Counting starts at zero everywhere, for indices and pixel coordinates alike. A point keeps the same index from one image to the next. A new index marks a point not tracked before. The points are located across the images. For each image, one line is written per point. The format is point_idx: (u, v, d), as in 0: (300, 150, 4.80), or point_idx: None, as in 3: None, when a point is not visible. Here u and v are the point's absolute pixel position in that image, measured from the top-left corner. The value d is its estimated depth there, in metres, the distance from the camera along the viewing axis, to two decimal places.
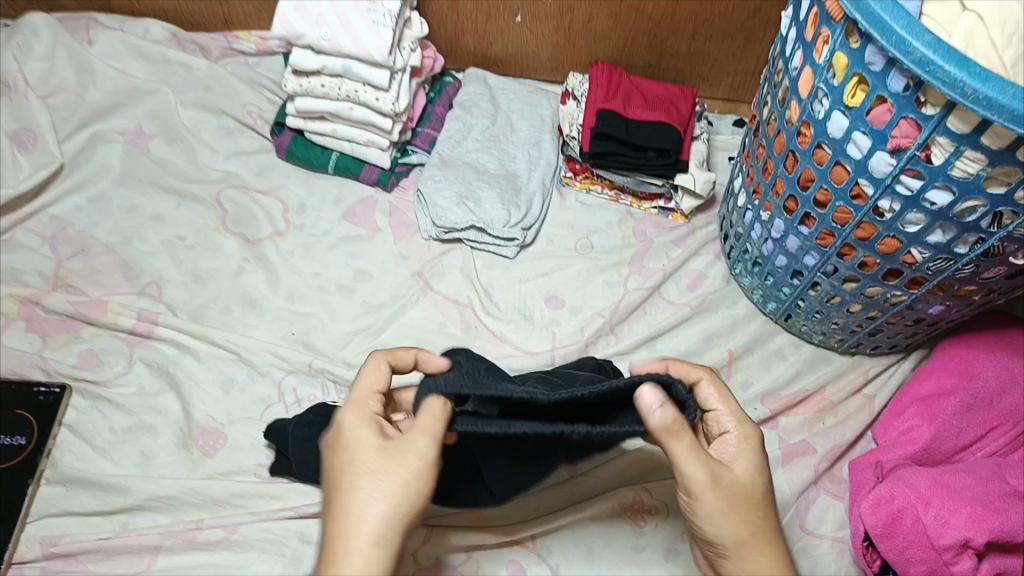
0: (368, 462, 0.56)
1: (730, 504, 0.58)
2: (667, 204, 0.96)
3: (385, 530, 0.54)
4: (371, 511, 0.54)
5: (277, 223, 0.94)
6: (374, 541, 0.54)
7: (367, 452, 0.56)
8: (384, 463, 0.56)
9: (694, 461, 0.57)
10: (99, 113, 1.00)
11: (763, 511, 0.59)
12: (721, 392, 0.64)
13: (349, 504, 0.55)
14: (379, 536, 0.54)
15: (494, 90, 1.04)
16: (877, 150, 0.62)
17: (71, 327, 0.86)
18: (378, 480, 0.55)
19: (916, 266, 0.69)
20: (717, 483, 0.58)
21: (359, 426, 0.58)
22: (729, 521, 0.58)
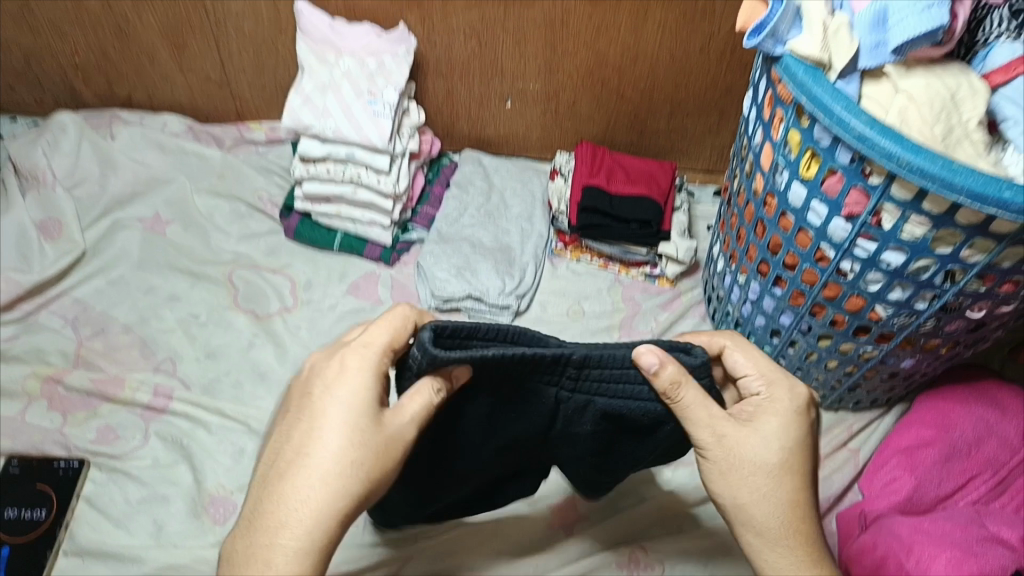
0: (347, 431, 0.54)
1: (728, 465, 0.58)
2: (653, 270, 1.02)
3: (335, 483, 0.54)
4: (329, 459, 0.54)
5: (286, 299, 1.00)
6: (322, 487, 0.53)
7: (350, 423, 0.55)
8: (365, 424, 0.55)
9: (697, 419, 0.56)
10: (120, 201, 1.07)
11: (772, 477, 0.58)
12: (748, 356, 0.61)
13: (310, 448, 0.54)
14: (327, 485, 0.54)
15: (488, 169, 1.11)
16: (833, 217, 0.68)
17: (90, 403, 0.91)
18: (347, 432, 0.55)
19: (881, 322, 0.74)
20: (719, 443, 0.57)
21: (355, 375, 0.56)
22: (727, 483, 0.58)
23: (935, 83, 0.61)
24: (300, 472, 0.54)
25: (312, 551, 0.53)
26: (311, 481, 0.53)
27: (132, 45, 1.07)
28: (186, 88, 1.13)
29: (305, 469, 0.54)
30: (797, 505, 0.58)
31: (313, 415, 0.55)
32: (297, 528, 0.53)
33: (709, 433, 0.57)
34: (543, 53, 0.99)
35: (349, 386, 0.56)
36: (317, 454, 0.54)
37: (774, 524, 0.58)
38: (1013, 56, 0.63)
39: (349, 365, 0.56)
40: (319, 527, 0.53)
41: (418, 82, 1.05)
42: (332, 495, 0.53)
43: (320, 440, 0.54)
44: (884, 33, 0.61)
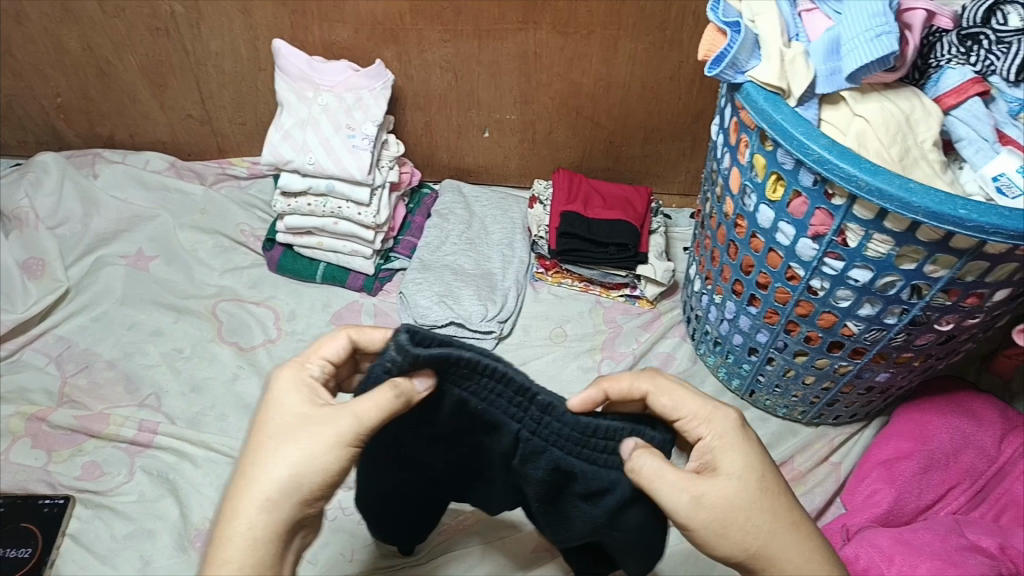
0: (292, 433, 0.51)
1: (721, 523, 0.50)
2: (633, 292, 1.04)
3: (276, 496, 0.49)
4: (264, 472, 0.49)
5: (270, 330, 1.01)
6: (262, 506, 0.49)
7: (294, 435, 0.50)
8: (299, 430, 0.51)
9: (668, 488, 0.49)
10: (103, 239, 1.08)
11: (768, 516, 0.50)
12: (675, 398, 0.53)
13: (248, 464, 0.50)
14: (268, 501, 0.49)
15: (469, 199, 1.13)
16: (800, 237, 0.70)
17: (74, 440, 0.91)
18: (283, 443, 0.50)
19: (854, 338, 0.76)
20: (699, 506, 0.49)
21: (288, 390, 0.53)
22: (732, 540, 0.50)
23: (889, 106, 0.64)
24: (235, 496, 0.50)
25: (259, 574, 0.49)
26: (241, 503, 0.49)
27: (114, 86, 1.09)
28: (168, 126, 1.14)
29: (239, 493, 0.50)
30: (804, 528, 0.51)
31: (252, 435, 0.52)
32: (235, 552, 0.49)
33: (685, 498, 0.49)
34: (518, 85, 1.01)
35: (281, 405, 0.52)
36: (249, 474, 0.50)
37: (797, 557, 0.51)
38: (963, 79, 0.66)
39: (284, 380, 0.54)
40: (263, 546, 0.49)
41: (397, 114, 1.07)
42: (268, 512, 0.49)
43: (252, 459, 0.50)
44: (837, 61, 0.64)
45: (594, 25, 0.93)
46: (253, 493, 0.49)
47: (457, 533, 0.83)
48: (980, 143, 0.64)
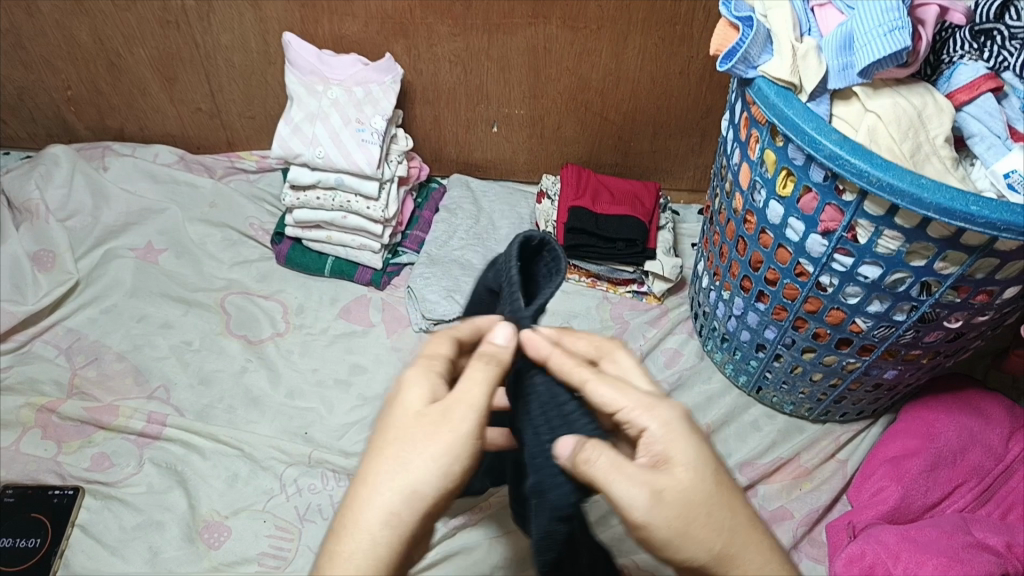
0: (411, 440, 0.48)
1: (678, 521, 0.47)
2: (640, 288, 1.04)
3: (399, 507, 0.47)
4: (389, 482, 0.47)
5: (278, 324, 1.01)
6: (387, 517, 0.47)
7: (418, 441, 0.48)
8: (418, 433, 0.48)
9: (625, 484, 0.46)
10: (112, 231, 1.08)
11: (724, 512, 0.48)
12: (617, 387, 0.51)
13: (368, 472, 0.48)
14: (392, 512, 0.47)
15: (476, 193, 1.13)
16: (810, 233, 0.70)
17: (84, 432, 0.92)
18: (406, 449, 0.48)
19: (862, 335, 0.76)
20: (659, 504, 0.46)
21: (414, 385, 0.51)
22: (694, 540, 0.47)
23: (901, 102, 0.64)
24: (355, 505, 0.47)
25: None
26: (362, 514, 0.47)
27: (124, 80, 1.09)
28: (177, 119, 1.15)
29: (359, 499, 0.47)
30: (758, 526, 0.49)
31: (374, 441, 0.49)
32: (354, 564, 0.47)
33: (643, 493, 0.46)
34: (527, 80, 1.01)
35: (404, 406, 0.50)
36: (368, 485, 0.47)
37: (758, 558, 0.49)
38: (976, 74, 0.66)
39: (411, 380, 0.51)
40: (382, 561, 0.47)
41: (406, 109, 1.07)
42: (389, 526, 0.47)
43: (371, 469, 0.48)
44: (850, 56, 0.64)
45: (604, 20, 0.93)
46: (373, 504, 0.47)
47: (463, 526, 0.83)
48: (991, 139, 0.64)
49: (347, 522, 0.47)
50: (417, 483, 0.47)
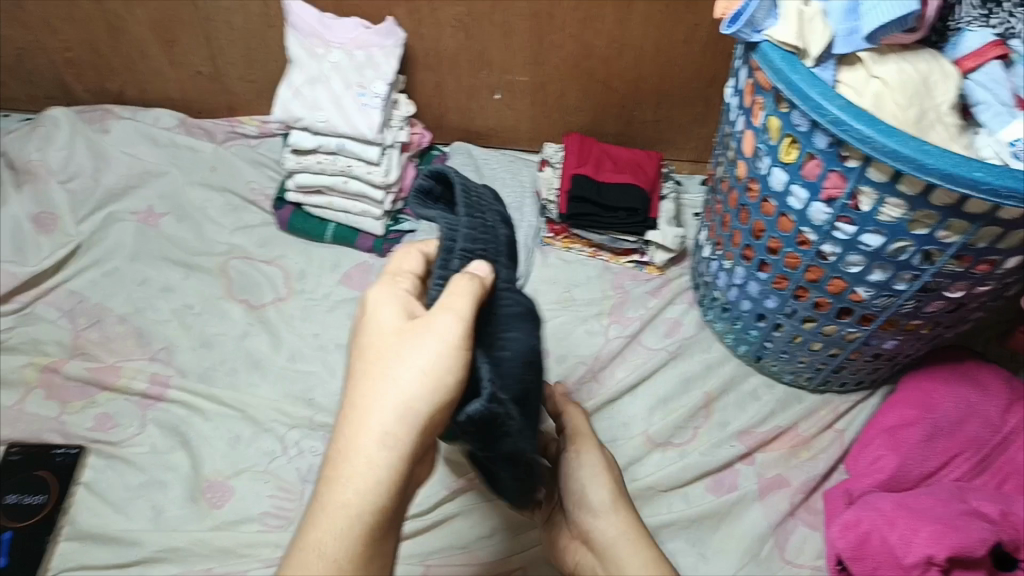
0: (398, 360, 0.50)
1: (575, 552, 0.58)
2: (642, 258, 1.04)
3: (394, 426, 0.48)
4: (381, 403, 0.49)
5: (279, 289, 1.01)
6: (382, 439, 0.48)
7: (402, 360, 0.49)
8: (403, 346, 0.50)
9: (596, 479, 0.74)
10: (114, 194, 1.08)
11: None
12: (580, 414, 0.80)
13: (356, 395, 0.50)
14: (387, 433, 0.48)
15: (478, 161, 1.13)
16: (813, 201, 0.69)
17: (87, 392, 0.92)
18: (392, 366, 0.49)
19: (863, 304, 0.76)
20: (614, 511, 0.73)
21: (384, 302, 0.53)
22: (636, 559, 0.70)
23: (907, 69, 0.63)
24: (347, 437, 0.49)
25: (381, 510, 0.49)
26: (358, 441, 0.48)
27: (124, 41, 1.08)
28: (179, 82, 1.14)
29: (354, 428, 0.49)
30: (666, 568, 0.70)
31: (358, 371, 0.51)
32: (352, 497, 0.48)
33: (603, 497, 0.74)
34: (530, 46, 1.00)
35: (378, 326, 0.52)
36: (358, 412, 0.49)
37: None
38: (984, 41, 0.66)
39: (380, 298, 0.54)
40: (382, 483, 0.48)
41: (409, 74, 1.06)
42: (386, 449, 0.48)
43: (359, 396, 0.49)
44: (856, 20, 0.64)
45: None
46: (365, 432, 0.48)
47: (462, 489, 0.84)
48: (997, 107, 0.64)
49: (342, 456, 0.49)
50: (407, 403, 0.48)
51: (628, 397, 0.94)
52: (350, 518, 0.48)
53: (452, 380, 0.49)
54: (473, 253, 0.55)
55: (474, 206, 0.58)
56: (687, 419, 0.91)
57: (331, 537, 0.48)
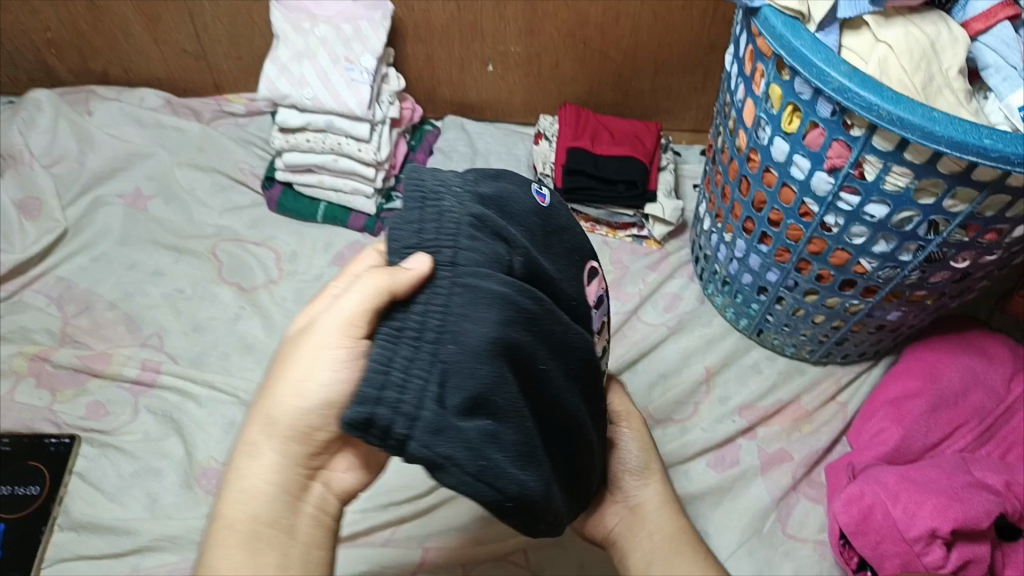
0: (277, 367, 0.46)
1: (652, 509, 0.68)
2: (640, 232, 1.02)
3: (258, 436, 0.45)
4: (256, 412, 0.46)
5: (271, 271, 0.99)
6: (250, 450, 0.46)
7: (279, 366, 0.46)
8: (286, 355, 0.46)
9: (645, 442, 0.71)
10: (99, 177, 1.06)
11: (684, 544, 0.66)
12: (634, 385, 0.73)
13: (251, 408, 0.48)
14: (252, 443, 0.46)
15: (471, 135, 1.10)
16: (816, 171, 0.67)
17: (78, 380, 0.91)
18: (273, 374, 0.46)
19: (867, 276, 0.74)
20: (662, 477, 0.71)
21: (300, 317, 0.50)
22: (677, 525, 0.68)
23: (914, 31, 0.61)
24: (229, 473, 0.46)
25: (258, 523, 0.45)
26: (237, 450, 0.46)
27: (104, 19, 1.05)
28: (162, 61, 1.11)
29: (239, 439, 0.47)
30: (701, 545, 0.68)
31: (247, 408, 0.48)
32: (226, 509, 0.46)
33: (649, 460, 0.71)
34: (522, 14, 0.97)
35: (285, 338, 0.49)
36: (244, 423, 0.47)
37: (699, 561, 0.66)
38: (992, 3, 0.63)
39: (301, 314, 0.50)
40: (253, 494, 0.45)
41: (398, 47, 1.03)
42: (252, 460, 0.45)
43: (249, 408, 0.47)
44: None
45: None
46: (244, 452, 0.46)
47: None
48: (1007, 71, 0.62)
49: (225, 492, 0.46)
50: (276, 426, 0.45)
51: (628, 374, 0.92)
52: (241, 549, 0.45)
53: (320, 393, 0.43)
54: (412, 249, 0.43)
55: (427, 194, 0.44)
56: (688, 395, 0.90)
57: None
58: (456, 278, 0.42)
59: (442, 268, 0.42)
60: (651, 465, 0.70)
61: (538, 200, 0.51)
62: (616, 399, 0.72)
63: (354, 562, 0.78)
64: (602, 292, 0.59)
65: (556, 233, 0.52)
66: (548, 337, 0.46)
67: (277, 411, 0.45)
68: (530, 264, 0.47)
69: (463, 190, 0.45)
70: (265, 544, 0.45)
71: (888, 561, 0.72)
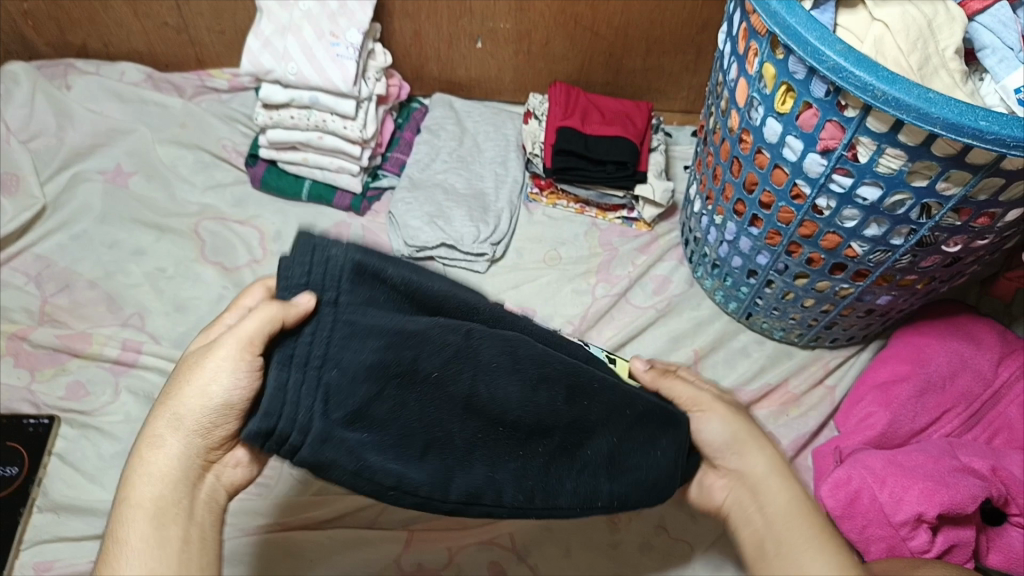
0: (179, 376, 0.52)
1: (760, 479, 0.55)
2: (630, 214, 1.01)
3: (162, 432, 0.50)
4: (159, 415, 0.51)
5: (255, 251, 0.98)
6: (154, 444, 0.50)
7: (180, 376, 0.51)
8: (184, 371, 0.51)
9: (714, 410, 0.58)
10: (78, 153, 1.03)
11: (805, 536, 0.52)
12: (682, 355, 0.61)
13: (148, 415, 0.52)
14: (155, 438, 0.50)
15: (460, 113, 1.08)
16: (809, 152, 0.66)
17: (58, 360, 0.89)
18: (173, 386, 0.51)
19: (857, 260, 0.73)
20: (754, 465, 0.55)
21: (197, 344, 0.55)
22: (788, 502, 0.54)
23: (911, 10, 0.59)
24: (135, 466, 0.50)
25: (158, 504, 0.49)
26: (140, 444, 0.51)
27: None
28: (142, 35, 1.08)
29: (140, 438, 0.51)
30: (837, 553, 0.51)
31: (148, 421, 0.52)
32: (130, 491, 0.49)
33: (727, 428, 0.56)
34: None
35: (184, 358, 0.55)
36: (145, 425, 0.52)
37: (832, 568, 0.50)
38: None
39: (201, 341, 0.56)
40: (158, 476, 0.50)
41: (384, 22, 1.01)
42: (156, 450, 0.50)
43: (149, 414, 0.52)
44: None
45: None
46: (148, 445, 0.50)
47: None
48: (1003, 52, 0.61)
49: (129, 483, 0.50)
50: (180, 427, 0.50)
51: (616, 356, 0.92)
52: (148, 530, 0.48)
53: (221, 393, 0.49)
54: (304, 287, 0.49)
55: (317, 244, 0.50)
56: None
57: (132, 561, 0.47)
58: (339, 315, 0.48)
59: (328, 305, 0.49)
60: (745, 432, 0.56)
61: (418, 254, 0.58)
62: (676, 386, 0.58)
63: (245, 549, 0.77)
64: None
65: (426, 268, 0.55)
66: (439, 348, 0.49)
67: (181, 411, 0.50)
68: (412, 293, 0.52)
69: (343, 241, 0.51)
70: (169, 520, 0.49)
71: (873, 545, 0.72)
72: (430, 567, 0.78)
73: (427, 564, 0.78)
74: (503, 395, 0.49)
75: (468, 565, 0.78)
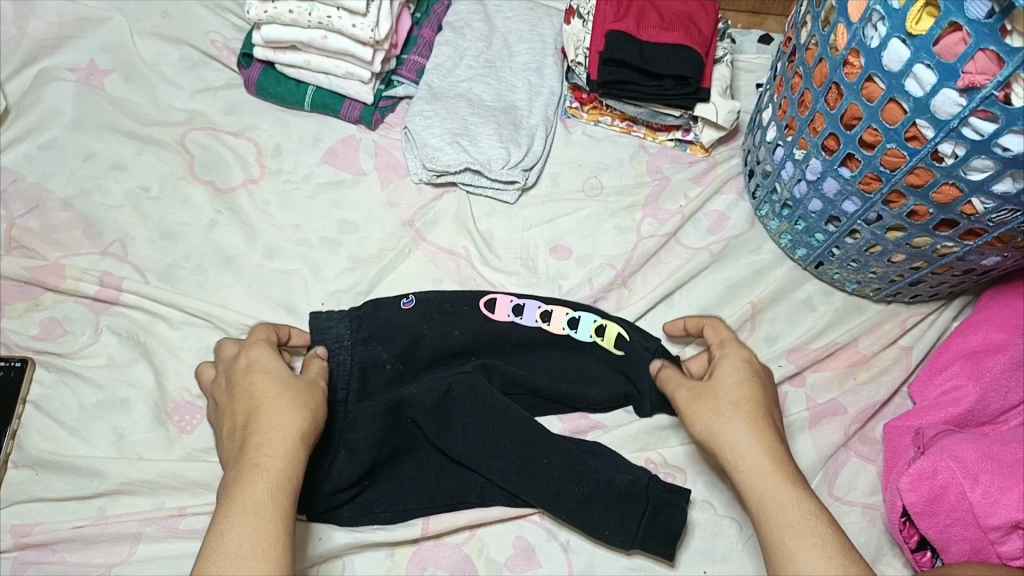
0: (307, 386, 0.60)
1: (736, 469, 0.59)
2: (685, 136, 0.86)
3: (307, 429, 0.57)
4: (297, 414, 0.57)
5: (251, 169, 0.85)
6: (300, 436, 0.57)
7: (309, 387, 0.60)
8: (300, 384, 0.60)
9: (694, 413, 0.62)
10: (45, 47, 0.90)
11: (783, 528, 0.55)
12: (716, 331, 0.68)
13: (264, 397, 0.58)
14: (304, 432, 0.57)
15: (489, 8, 0.92)
16: (943, 87, 0.53)
17: (30, 293, 0.79)
18: (296, 392, 0.59)
19: (975, 218, 0.60)
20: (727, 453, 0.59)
21: (262, 350, 0.63)
22: (760, 491, 0.57)
23: None
24: (272, 442, 0.55)
25: (292, 493, 0.55)
26: (279, 422, 0.56)
27: None
28: None
29: (272, 420, 0.56)
30: (814, 544, 0.54)
31: (257, 402, 0.58)
32: (274, 462, 0.55)
33: (702, 425, 0.61)
34: None
35: (271, 367, 0.60)
36: (275, 410, 0.57)
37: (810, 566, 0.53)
38: None
39: (263, 351, 0.62)
40: (297, 463, 0.56)
41: None
42: (302, 441, 0.57)
43: (277, 403, 0.57)
44: None
45: None
46: (289, 429, 0.56)
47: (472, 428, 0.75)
48: None
49: (272, 457, 0.55)
50: (310, 428, 0.58)
51: (663, 304, 0.80)
52: (286, 505, 0.54)
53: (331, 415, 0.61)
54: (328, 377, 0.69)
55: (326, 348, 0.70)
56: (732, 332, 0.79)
57: (262, 522, 0.52)
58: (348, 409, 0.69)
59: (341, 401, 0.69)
60: (714, 425, 0.60)
61: (404, 307, 0.73)
62: (670, 383, 0.66)
63: None
64: (517, 302, 0.75)
65: (417, 344, 0.72)
66: (419, 403, 0.68)
67: (310, 420, 0.58)
68: (401, 355, 0.72)
69: (344, 350, 0.70)
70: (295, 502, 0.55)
71: (954, 545, 0.66)
72: (449, 541, 0.71)
73: (445, 536, 0.71)
74: (461, 445, 0.69)
75: (490, 540, 0.70)
